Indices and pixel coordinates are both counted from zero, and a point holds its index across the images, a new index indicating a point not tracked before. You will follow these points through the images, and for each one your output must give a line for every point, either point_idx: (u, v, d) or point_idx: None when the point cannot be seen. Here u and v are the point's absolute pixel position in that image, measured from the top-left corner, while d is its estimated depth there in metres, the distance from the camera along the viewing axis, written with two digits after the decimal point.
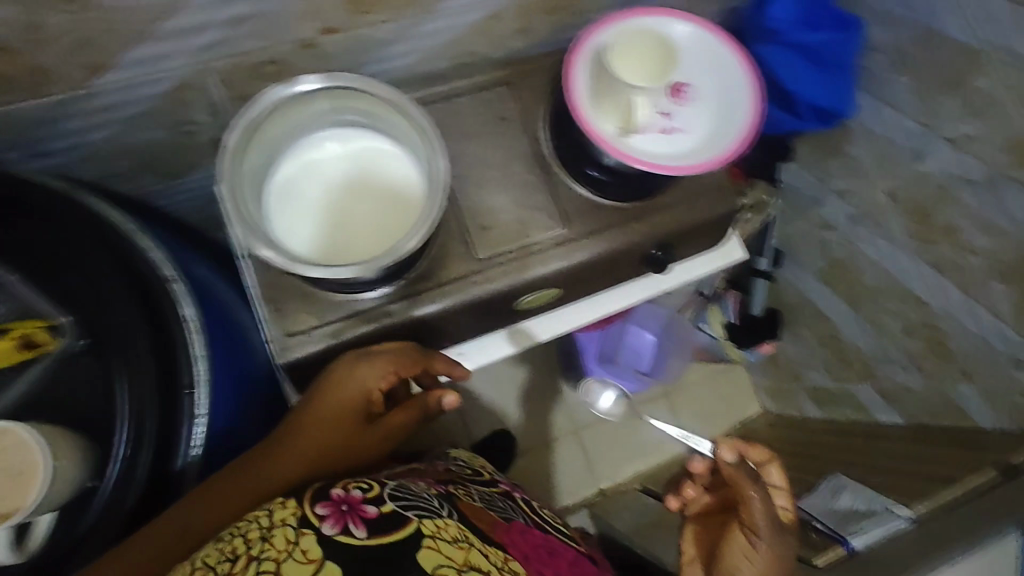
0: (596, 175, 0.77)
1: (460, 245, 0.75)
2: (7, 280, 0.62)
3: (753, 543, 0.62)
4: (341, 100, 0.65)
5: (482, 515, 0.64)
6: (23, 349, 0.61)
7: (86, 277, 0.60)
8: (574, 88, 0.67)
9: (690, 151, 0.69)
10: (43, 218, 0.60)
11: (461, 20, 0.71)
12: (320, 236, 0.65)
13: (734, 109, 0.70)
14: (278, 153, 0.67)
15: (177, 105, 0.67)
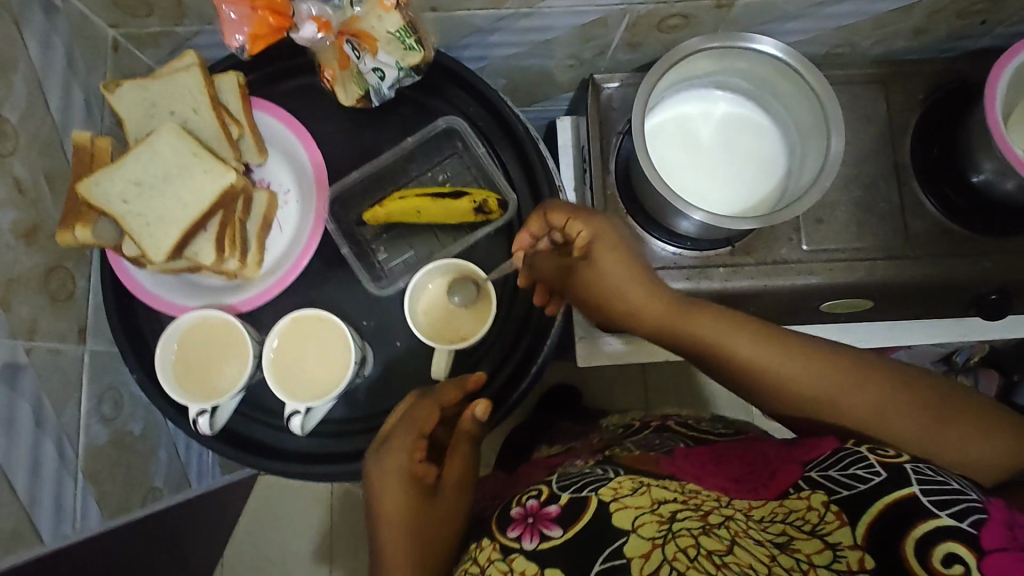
0: (954, 195, 0.73)
1: (790, 232, 0.74)
2: (475, 149, 0.61)
3: (748, 338, 0.52)
4: (771, 68, 0.64)
5: (643, 458, 0.57)
6: (475, 213, 0.58)
7: (523, 167, 0.61)
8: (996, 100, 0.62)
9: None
10: (489, 103, 0.61)
11: (876, 8, 0.68)
12: (683, 184, 0.68)
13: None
14: (669, 96, 0.68)
15: (578, 41, 0.73)
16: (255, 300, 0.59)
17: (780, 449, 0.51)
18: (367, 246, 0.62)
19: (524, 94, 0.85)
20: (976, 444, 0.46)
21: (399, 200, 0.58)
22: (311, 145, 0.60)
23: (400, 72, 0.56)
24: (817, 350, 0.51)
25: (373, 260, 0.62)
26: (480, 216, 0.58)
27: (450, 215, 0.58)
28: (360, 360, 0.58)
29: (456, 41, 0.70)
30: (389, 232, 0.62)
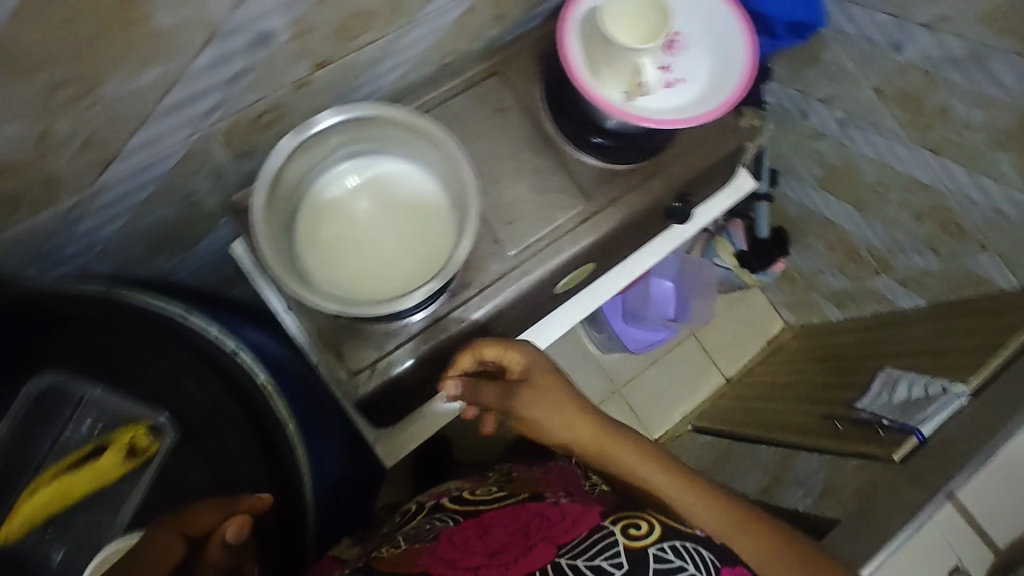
0: (606, 141, 0.78)
1: (493, 245, 0.76)
2: (92, 393, 0.70)
3: (576, 424, 0.70)
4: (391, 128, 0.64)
5: (406, 556, 0.68)
6: (128, 458, 0.69)
7: (157, 372, 0.69)
8: (574, 61, 0.66)
9: (682, 105, 0.68)
10: (105, 318, 0.66)
11: (443, 20, 0.70)
12: (366, 271, 0.65)
13: (732, 62, 0.69)
14: (299, 200, 0.66)
15: (187, 178, 0.66)
16: None
17: (550, 527, 0.67)
18: (33, 556, 0.67)
19: (179, 240, 0.76)
20: (767, 554, 0.64)
21: (36, 493, 0.65)
22: None
23: None
24: (608, 436, 0.70)
25: (51, 567, 0.67)
26: (136, 455, 0.69)
27: (101, 477, 0.68)
28: None
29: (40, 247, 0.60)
30: (49, 525, 0.67)
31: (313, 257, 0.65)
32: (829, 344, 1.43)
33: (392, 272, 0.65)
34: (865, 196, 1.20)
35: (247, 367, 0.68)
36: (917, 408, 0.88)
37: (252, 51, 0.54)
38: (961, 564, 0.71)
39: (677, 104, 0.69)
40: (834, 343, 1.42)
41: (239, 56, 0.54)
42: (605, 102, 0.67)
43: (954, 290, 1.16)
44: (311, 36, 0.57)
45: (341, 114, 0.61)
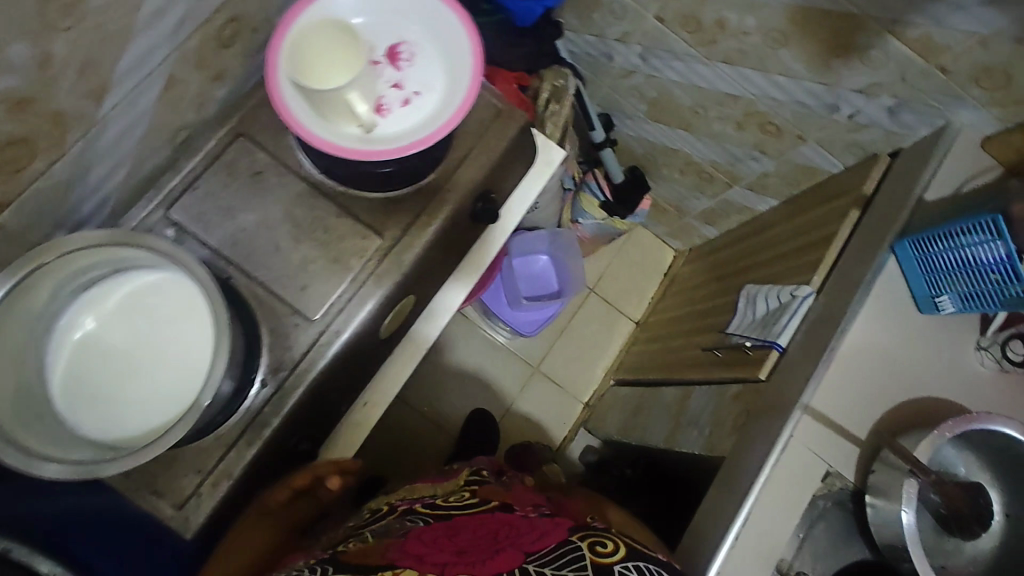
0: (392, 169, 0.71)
1: (293, 317, 0.70)
2: None
3: (614, 512, 0.89)
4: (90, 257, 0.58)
5: (372, 550, 0.72)
6: None
7: None
8: (304, 116, 0.60)
9: (430, 115, 0.64)
10: None
11: (141, 106, 0.62)
12: (147, 404, 0.61)
13: (461, 50, 0.65)
14: (48, 363, 0.60)
15: None
16: None
17: (518, 539, 0.75)
18: None
19: None
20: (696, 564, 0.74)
21: None
22: None
23: None
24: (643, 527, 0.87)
25: None
26: None
27: None
28: None
29: None
30: None
31: (88, 413, 0.60)
32: (716, 254, 1.45)
33: (174, 391, 0.61)
34: (689, 119, 1.20)
35: None
36: (773, 321, 0.89)
37: None
38: (832, 468, 0.73)
39: (425, 117, 0.65)
40: (721, 251, 1.43)
41: None
42: (347, 146, 0.61)
43: (795, 183, 1.18)
44: None
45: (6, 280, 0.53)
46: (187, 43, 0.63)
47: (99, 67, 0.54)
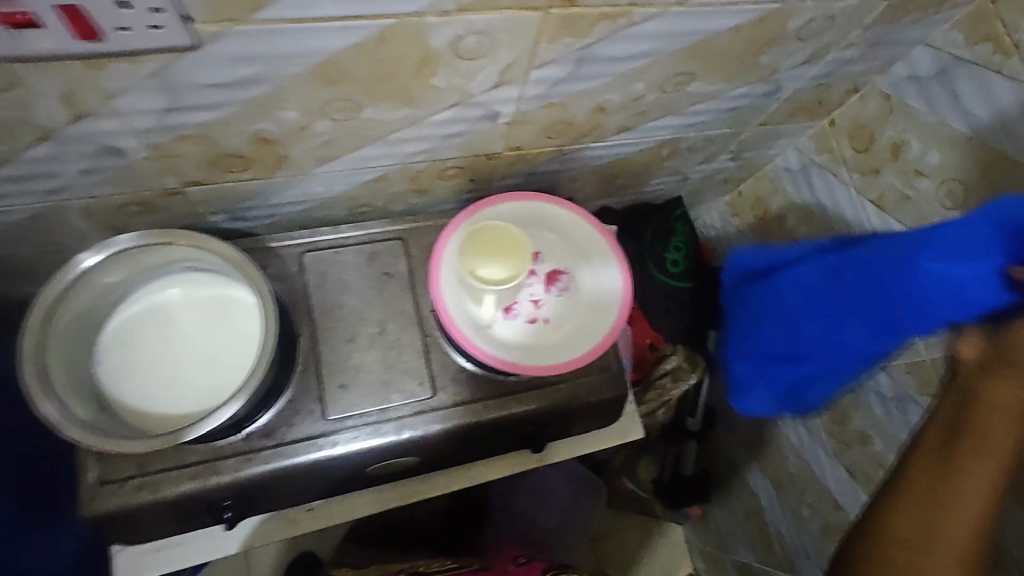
0: None
1: (313, 404, 0.71)
2: None
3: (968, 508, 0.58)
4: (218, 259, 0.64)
5: None
6: None
7: None
8: (445, 296, 0.65)
9: (529, 350, 0.65)
10: None
11: (349, 180, 0.71)
12: (152, 382, 0.63)
13: (595, 324, 0.67)
14: (132, 288, 0.66)
15: (38, 230, 0.66)
16: None
17: None
18: None
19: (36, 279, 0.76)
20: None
21: None
22: None
23: None
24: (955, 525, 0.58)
25: None
26: None
27: None
28: None
29: None
30: None
31: (117, 350, 0.64)
32: None
33: (174, 394, 0.63)
34: (782, 481, 1.11)
35: None
36: None
37: (103, 157, 0.55)
38: None
39: (554, 349, 0.66)
40: None
41: (83, 158, 0.55)
42: (461, 330, 0.64)
43: None
44: (174, 160, 0.59)
45: (141, 238, 0.60)
46: (418, 165, 0.72)
47: (344, 148, 0.63)
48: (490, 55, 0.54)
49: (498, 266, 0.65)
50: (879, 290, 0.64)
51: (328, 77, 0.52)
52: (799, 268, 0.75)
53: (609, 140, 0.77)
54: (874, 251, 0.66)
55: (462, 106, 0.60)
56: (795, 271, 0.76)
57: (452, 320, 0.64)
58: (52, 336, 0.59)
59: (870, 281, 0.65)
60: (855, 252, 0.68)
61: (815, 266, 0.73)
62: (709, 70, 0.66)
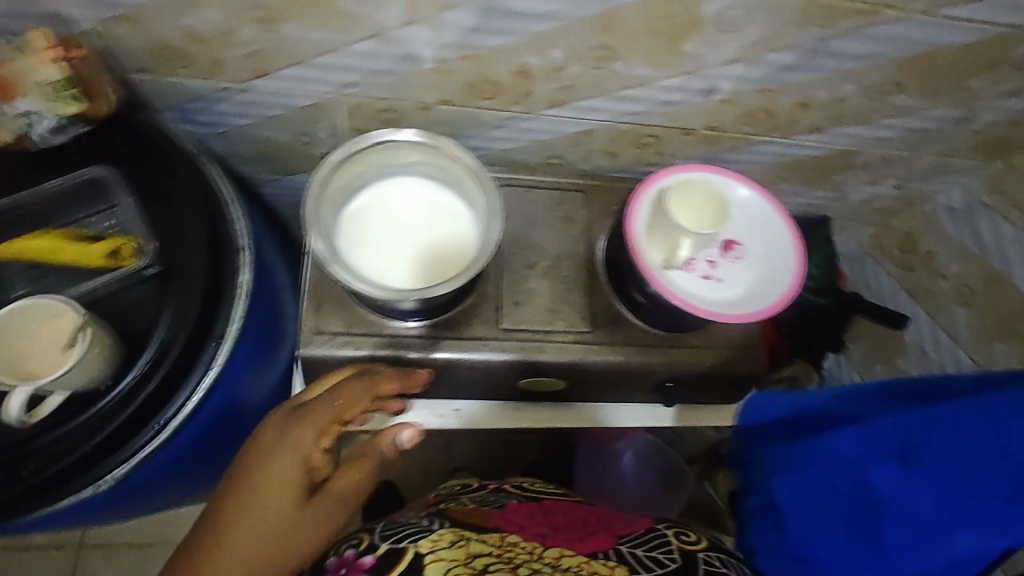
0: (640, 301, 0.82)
1: (489, 312, 0.81)
2: (121, 202, 0.62)
3: None
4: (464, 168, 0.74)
5: None
6: (105, 258, 0.59)
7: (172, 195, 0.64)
8: (639, 228, 0.73)
9: (700, 301, 0.72)
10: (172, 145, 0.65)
11: (563, 127, 0.81)
12: (379, 251, 0.73)
13: (764, 294, 0.73)
14: (377, 173, 0.76)
15: (307, 120, 0.80)
16: None
17: None
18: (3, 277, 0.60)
19: (279, 163, 0.90)
20: None
21: (38, 237, 0.59)
22: None
23: (59, 120, 0.59)
24: None
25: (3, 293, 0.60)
26: (111, 260, 0.59)
27: (74, 260, 0.60)
28: None
29: (181, 102, 0.75)
30: (33, 269, 0.61)
31: (354, 219, 0.75)
32: None
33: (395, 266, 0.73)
34: None
35: (239, 266, 0.65)
36: None
37: (400, 61, 0.68)
38: None
39: (720, 302, 0.73)
40: None
41: (386, 59, 0.68)
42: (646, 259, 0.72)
43: None
44: (447, 76, 0.71)
45: (419, 134, 0.72)
46: (624, 126, 0.81)
47: (579, 94, 0.73)
48: (742, 30, 0.63)
49: (691, 218, 0.73)
50: (959, 440, 0.51)
51: (606, 24, 0.62)
52: (830, 417, 0.63)
53: (797, 138, 0.83)
54: (942, 426, 0.52)
55: (694, 73, 0.69)
56: (844, 429, 0.58)
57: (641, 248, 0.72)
58: (325, 192, 0.71)
59: (919, 463, 0.53)
60: (884, 416, 0.57)
61: (865, 428, 0.57)
62: (919, 83, 0.72)
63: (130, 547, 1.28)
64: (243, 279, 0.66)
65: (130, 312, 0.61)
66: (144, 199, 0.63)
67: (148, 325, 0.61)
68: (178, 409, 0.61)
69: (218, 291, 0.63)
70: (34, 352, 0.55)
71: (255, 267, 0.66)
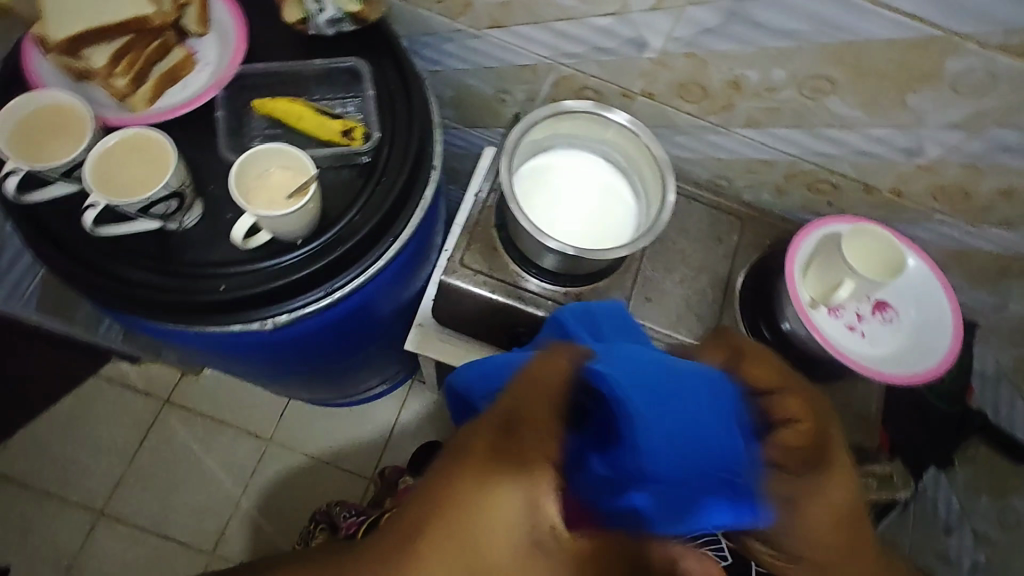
0: (770, 336, 0.81)
1: (622, 298, 0.83)
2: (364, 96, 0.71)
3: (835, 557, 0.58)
4: (647, 161, 0.78)
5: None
6: (339, 136, 0.68)
7: (391, 100, 0.70)
8: (799, 258, 0.74)
9: (839, 348, 0.72)
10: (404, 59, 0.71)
11: (746, 150, 0.83)
12: (547, 206, 0.78)
13: (901, 365, 0.72)
14: (566, 141, 0.81)
15: (513, 78, 0.87)
16: (168, 113, 0.65)
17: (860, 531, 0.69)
18: (246, 126, 0.70)
19: (469, 111, 0.98)
20: None
21: (289, 103, 0.68)
22: (236, 12, 0.70)
23: (338, 13, 0.68)
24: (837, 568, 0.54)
25: (243, 137, 0.69)
26: (341, 140, 0.68)
27: (309, 130, 0.68)
28: (171, 194, 0.60)
29: (417, 33, 0.85)
30: (271, 129, 0.69)
31: (534, 169, 0.80)
32: None
33: (556, 224, 0.77)
34: None
35: (425, 182, 0.71)
36: None
37: (627, 44, 0.73)
38: None
39: (855, 356, 0.72)
40: None
41: (616, 39, 0.73)
42: (795, 289, 0.73)
43: None
44: (663, 70, 0.75)
45: (624, 116, 0.76)
46: (807, 166, 0.82)
47: (780, 120, 0.76)
48: (978, 96, 0.63)
49: (864, 264, 0.71)
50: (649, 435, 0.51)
51: (841, 56, 0.64)
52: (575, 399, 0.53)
53: (983, 228, 0.81)
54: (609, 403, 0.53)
55: (907, 128, 0.70)
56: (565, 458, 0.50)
57: (794, 276, 0.73)
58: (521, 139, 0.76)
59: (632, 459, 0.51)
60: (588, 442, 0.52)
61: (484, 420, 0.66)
62: None
63: (206, 417, 1.38)
64: (428, 195, 0.71)
65: (329, 188, 0.68)
66: (378, 101, 0.70)
67: (338, 207, 0.67)
68: (338, 286, 0.67)
69: (402, 198, 0.68)
70: (257, 191, 0.62)
71: (436, 185, 0.72)
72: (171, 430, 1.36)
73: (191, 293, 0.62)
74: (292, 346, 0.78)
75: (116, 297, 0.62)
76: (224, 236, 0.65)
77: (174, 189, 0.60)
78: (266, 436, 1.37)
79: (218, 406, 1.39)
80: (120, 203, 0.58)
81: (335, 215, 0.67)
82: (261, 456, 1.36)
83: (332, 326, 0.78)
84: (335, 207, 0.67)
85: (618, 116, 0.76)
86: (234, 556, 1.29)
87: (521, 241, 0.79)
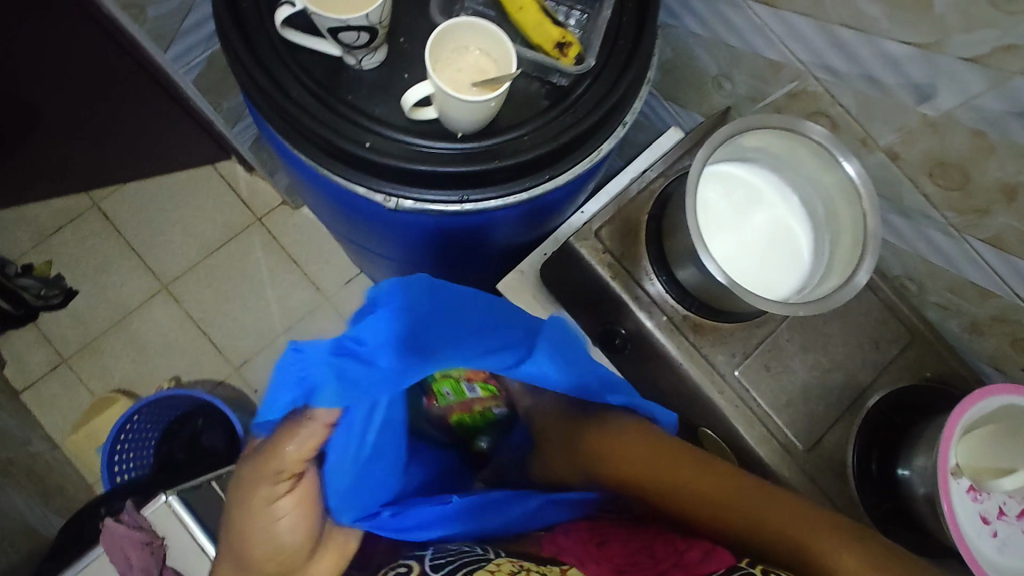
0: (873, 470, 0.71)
1: (740, 351, 0.72)
2: (593, 17, 0.63)
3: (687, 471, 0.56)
4: (852, 227, 0.65)
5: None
6: (549, 45, 0.60)
7: (616, 36, 0.62)
8: (969, 417, 0.61)
9: (961, 532, 0.60)
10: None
11: (965, 265, 0.69)
12: (716, 221, 0.68)
13: None
14: (771, 162, 0.70)
15: (746, 67, 0.76)
16: None
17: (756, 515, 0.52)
18: None
19: (678, 83, 0.87)
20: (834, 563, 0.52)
21: None
22: None
23: None
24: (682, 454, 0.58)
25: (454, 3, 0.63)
26: (549, 50, 0.60)
27: (524, 23, 0.60)
28: (367, 28, 0.55)
29: None
30: (486, 6, 0.63)
31: (721, 176, 0.69)
32: None
33: (716, 244, 0.67)
34: None
35: (607, 134, 0.62)
36: None
37: (908, 87, 0.60)
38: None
39: (976, 550, 0.60)
40: None
41: (898, 74, 0.60)
42: (946, 445, 0.61)
43: None
44: (930, 134, 0.61)
45: (854, 166, 0.64)
46: None
47: None
48: None
49: None
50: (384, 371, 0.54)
51: None
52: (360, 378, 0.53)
53: None
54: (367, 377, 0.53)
55: None
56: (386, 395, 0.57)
57: (952, 432, 0.60)
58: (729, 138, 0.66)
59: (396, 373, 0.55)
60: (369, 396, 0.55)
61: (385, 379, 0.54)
62: None
63: (283, 249, 1.41)
64: (603, 148, 0.62)
65: (511, 100, 0.62)
66: (606, 28, 0.62)
67: (511, 122, 0.61)
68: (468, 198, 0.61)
69: (577, 141, 0.61)
70: (445, 64, 0.57)
71: (615, 142, 0.63)
72: (250, 246, 1.41)
73: (330, 131, 0.58)
74: (394, 229, 0.74)
75: (265, 100, 0.59)
76: (392, 93, 0.61)
77: (371, 24, 0.55)
78: (326, 294, 1.39)
79: (298, 245, 1.41)
80: (317, 13, 0.54)
81: (503, 126, 0.61)
82: (313, 309, 1.38)
83: (439, 232, 0.73)
84: (508, 120, 0.61)
85: (847, 166, 0.64)
86: (253, 381, 1.35)
87: (671, 242, 0.70)
